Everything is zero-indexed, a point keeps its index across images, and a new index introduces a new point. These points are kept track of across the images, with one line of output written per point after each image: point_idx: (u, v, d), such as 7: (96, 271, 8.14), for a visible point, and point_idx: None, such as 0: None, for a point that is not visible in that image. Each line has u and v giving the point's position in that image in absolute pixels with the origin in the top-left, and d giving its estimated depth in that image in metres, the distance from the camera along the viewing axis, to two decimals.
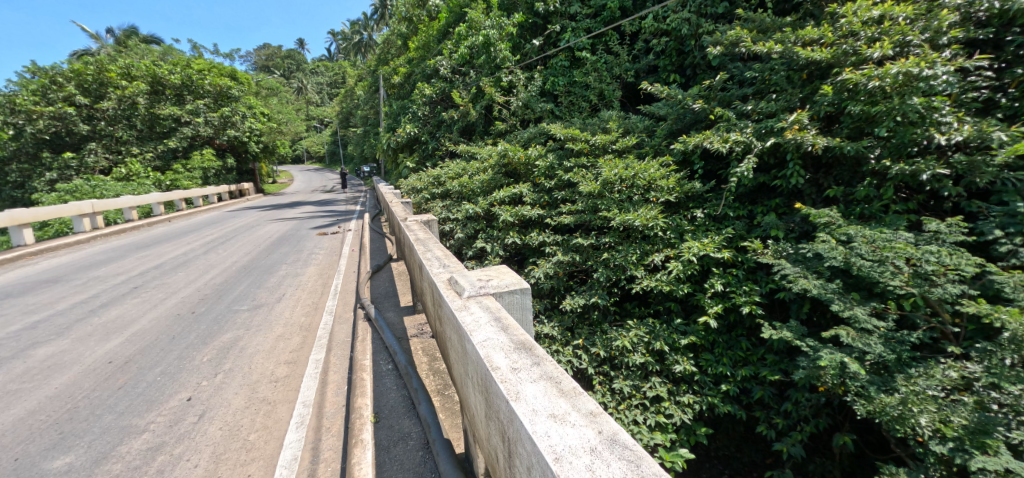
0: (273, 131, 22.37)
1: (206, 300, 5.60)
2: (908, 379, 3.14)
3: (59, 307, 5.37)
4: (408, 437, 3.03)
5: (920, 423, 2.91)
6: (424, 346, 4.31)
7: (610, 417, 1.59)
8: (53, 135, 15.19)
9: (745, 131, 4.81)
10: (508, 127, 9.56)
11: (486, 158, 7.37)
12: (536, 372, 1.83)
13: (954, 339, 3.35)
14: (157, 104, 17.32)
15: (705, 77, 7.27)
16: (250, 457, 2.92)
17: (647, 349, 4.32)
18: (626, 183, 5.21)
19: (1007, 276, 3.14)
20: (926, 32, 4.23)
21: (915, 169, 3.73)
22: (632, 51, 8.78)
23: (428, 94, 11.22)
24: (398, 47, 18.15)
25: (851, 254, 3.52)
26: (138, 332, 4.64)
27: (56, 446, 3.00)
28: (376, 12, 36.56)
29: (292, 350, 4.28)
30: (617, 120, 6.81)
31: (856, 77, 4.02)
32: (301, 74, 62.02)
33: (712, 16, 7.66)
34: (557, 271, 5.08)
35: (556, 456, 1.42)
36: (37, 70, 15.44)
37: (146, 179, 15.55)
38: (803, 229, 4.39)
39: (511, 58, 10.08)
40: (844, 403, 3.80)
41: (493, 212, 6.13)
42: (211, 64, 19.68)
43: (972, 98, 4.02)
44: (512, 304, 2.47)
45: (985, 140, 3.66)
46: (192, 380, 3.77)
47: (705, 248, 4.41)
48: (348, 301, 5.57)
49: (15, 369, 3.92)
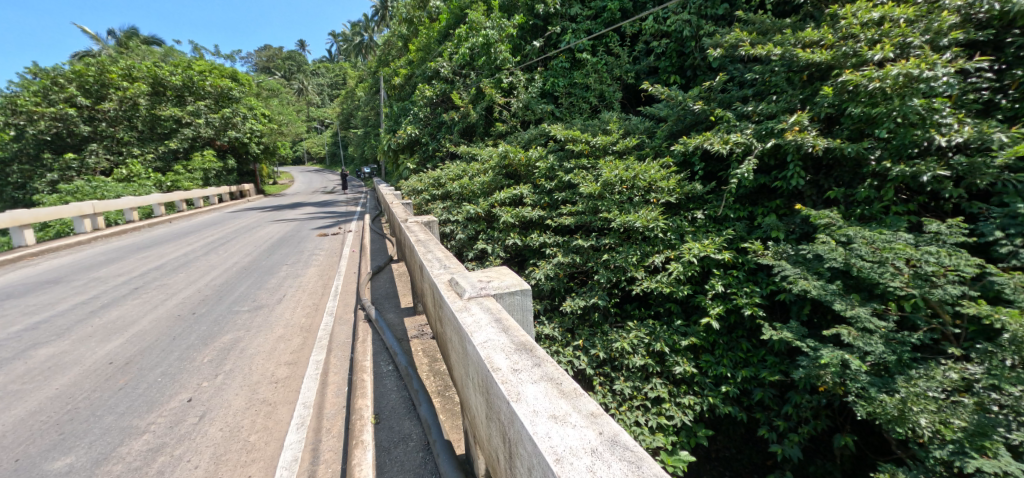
0: (274, 132, 22.41)
1: (207, 301, 5.61)
2: (909, 380, 3.14)
3: (60, 308, 5.38)
4: (408, 438, 3.03)
5: (920, 423, 2.91)
6: (425, 347, 4.31)
7: (611, 418, 1.58)
8: (54, 136, 15.21)
9: (745, 133, 4.82)
10: (509, 129, 9.57)
11: (487, 159, 7.39)
12: (536, 372, 1.83)
13: (954, 340, 3.35)
14: (157, 105, 17.36)
15: (705, 78, 7.29)
16: (250, 458, 2.92)
17: (647, 350, 4.32)
18: (626, 184, 5.22)
19: (1008, 277, 3.13)
20: (926, 34, 4.24)
21: (915, 170, 3.74)
22: (632, 53, 8.80)
23: (429, 95, 11.24)
24: (399, 48, 18.19)
25: (852, 255, 3.52)
26: (138, 333, 4.64)
27: (56, 447, 3.01)
28: (376, 13, 36.57)
29: (292, 351, 4.28)
30: (618, 121, 6.82)
31: (857, 78, 4.00)
32: (301, 75, 62.11)
33: (712, 17, 7.68)
34: (557, 272, 5.09)
35: (557, 457, 1.42)
36: (38, 71, 15.49)
37: (146, 180, 15.58)
38: (804, 231, 4.39)
39: (511, 60, 10.09)
40: (844, 404, 3.80)
41: (493, 213, 6.14)
42: (212, 65, 19.72)
43: (972, 99, 4.02)
44: (513, 305, 2.47)
45: (985, 142, 3.66)
46: (192, 381, 3.77)
47: (705, 249, 4.42)
48: (348, 302, 5.58)
49: (16, 369, 3.92)
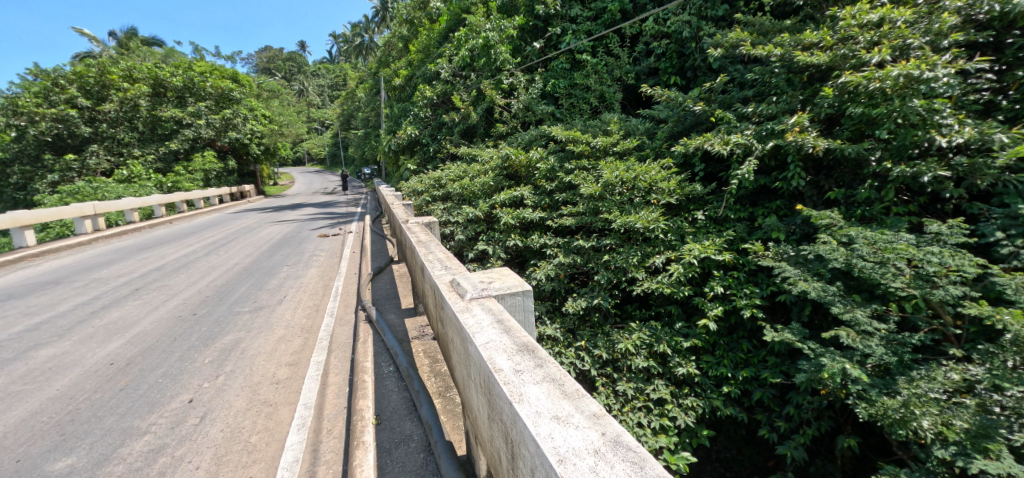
0: (274, 133, 22.39)
1: (207, 301, 5.61)
2: (910, 381, 3.15)
3: (61, 308, 5.39)
4: (410, 439, 3.03)
5: (922, 426, 2.91)
6: (426, 348, 4.31)
7: (613, 418, 1.58)
8: (55, 137, 15.21)
9: (745, 134, 4.83)
10: (509, 130, 9.58)
11: (488, 160, 7.40)
12: (539, 373, 1.83)
13: (956, 341, 3.35)
14: (158, 106, 17.38)
15: (705, 79, 7.30)
16: (252, 459, 2.92)
17: (649, 351, 4.32)
18: (627, 185, 5.23)
19: (1009, 277, 3.13)
20: (926, 35, 4.26)
21: (916, 171, 3.75)
22: (632, 54, 8.81)
23: (429, 96, 11.25)
24: (399, 49, 18.22)
25: (852, 255, 3.53)
26: (139, 334, 4.65)
27: (57, 447, 3.01)
28: (377, 13, 36.54)
29: (293, 352, 4.29)
30: (618, 122, 6.82)
31: (857, 79, 4.02)
32: (301, 76, 62.08)
33: (712, 18, 7.68)
34: (557, 273, 5.10)
35: (560, 457, 1.42)
36: (38, 72, 15.52)
37: (148, 181, 15.60)
38: (804, 231, 4.39)
39: (511, 60, 10.08)
40: (846, 405, 3.79)
41: (494, 214, 6.15)
42: (212, 66, 19.73)
43: (972, 100, 4.03)
44: (515, 306, 2.47)
45: (986, 143, 3.66)
46: (193, 382, 3.78)
47: (705, 251, 4.42)
48: (349, 303, 5.59)
49: (16, 370, 3.93)
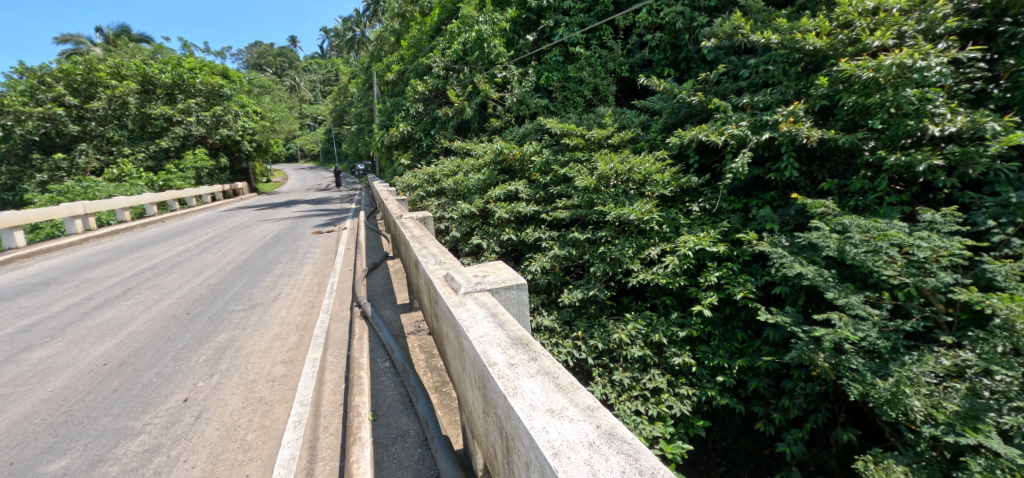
0: (266, 129, 22.18)
1: (201, 300, 5.55)
2: (902, 365, 3.15)
3: (51, 310, 5.31)
4: (406, 434, 3.02)
5: (913, 406, 2.94)
6: (422, 344, 4.29)
7: (608, 411, 1.58)
8: (42, 137, 14.99)
9: (741, 125, 4.84)
10: (503, 124, 9.43)
11: (482, 154, 7.32)
12: (533, 367, 1.82)
13: (948, 328, 3.35)
14: (147, 103, 17.18)
15: (700, 70, 7.28)
16: (248, 457, 2.91)
17: (645, 341, 4.34)
18: (621, 178, 5.23)
19: (999, 265, 3.15)
20: (920, 23, 4.23)
21: (910, 160, 3.75)
22: (626, 46, 8.77)
23: (421, 91, 11.14)
24: (391, 43, 17.98)
25: (846, 243, 3.56)
26: (132, 334, 4.60)
27: (51, 449, 2.98)
28: (369, 5, 35.90)
29: (288, 349, 4.26)
30: (612, 114, 6.81)
31: (851, 69, 4.04)
32: (293, 72, 61.44)
33: (707, 8, 7.50)
34: (553, 265, 5.09)
35: (555, 451, 1.42)
36: (24, 70, 15.07)
37: (138, 180, 15.45)
38: (798, 222, 4.39)
39: (505, 54, 10.00)
40: (840, 395, 3.79)
41: (488, 210, 6.17)
42: (202, 62, 19.43)
43: (964, 89, 4.04)
44: (509, 300, 2.44)
45: (978, 131, 3.67)
46: (188, 381, 3.75)
47: (701, 242, 4.38)
48: (344, 300, 5.55)
49: (9, 372, 3.89)
